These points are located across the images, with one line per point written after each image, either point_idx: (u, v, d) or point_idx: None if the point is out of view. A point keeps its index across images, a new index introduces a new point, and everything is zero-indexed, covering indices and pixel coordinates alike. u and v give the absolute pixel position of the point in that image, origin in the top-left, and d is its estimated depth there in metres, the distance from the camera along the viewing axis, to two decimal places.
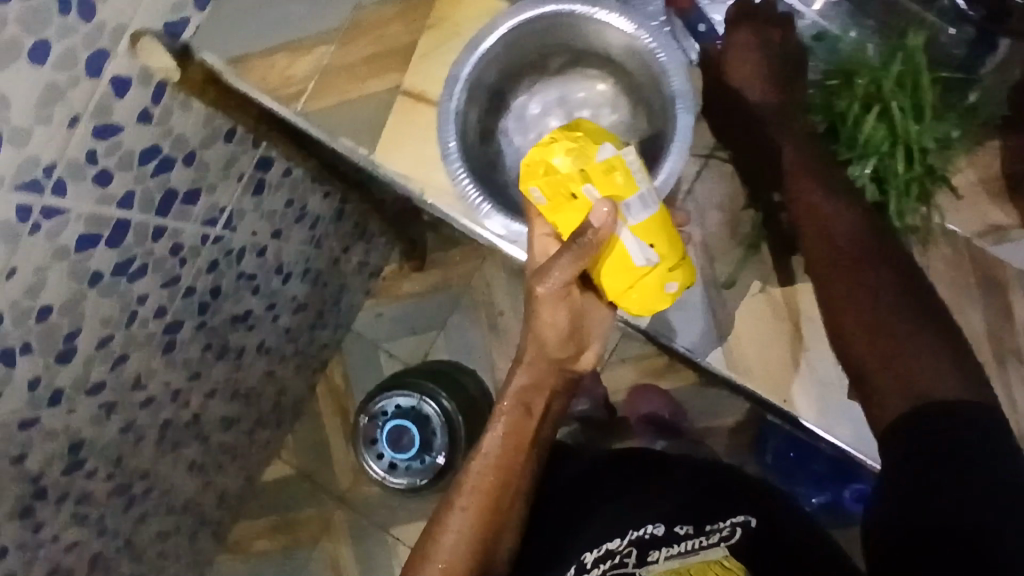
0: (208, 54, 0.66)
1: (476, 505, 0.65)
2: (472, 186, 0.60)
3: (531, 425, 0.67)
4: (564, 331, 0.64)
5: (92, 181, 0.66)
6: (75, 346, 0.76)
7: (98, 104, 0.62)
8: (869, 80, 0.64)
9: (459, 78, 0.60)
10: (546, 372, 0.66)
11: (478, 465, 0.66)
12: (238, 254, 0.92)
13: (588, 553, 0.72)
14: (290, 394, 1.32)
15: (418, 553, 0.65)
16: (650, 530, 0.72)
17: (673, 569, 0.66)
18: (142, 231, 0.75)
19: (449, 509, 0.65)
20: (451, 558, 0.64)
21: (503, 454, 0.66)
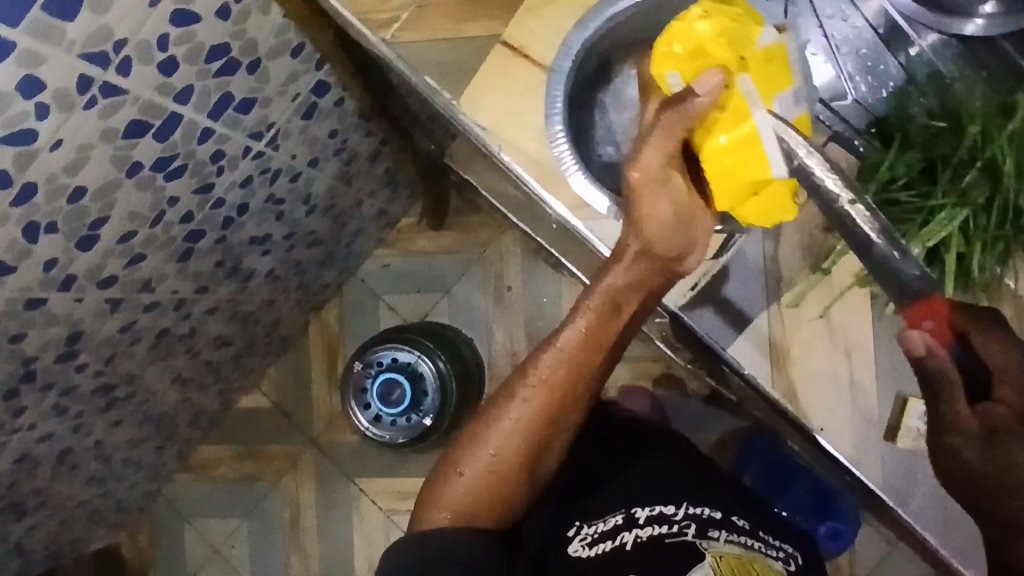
0: None
1: (539, 403, 0.64)
2: (563, 151, 0.61)
3: (615, 328, 0.63)
4: (668, 232, 0.58)
5: (157, 67, 0.63)
6: (98, 234, 0.74)
7: None
8: (980, 126, 0.54)
9: (575, 43, 0.59)
10: (648, 271, 0.60)
11: (547, 364, 0.64)
12: (274, 175, 0.89)
13: (641, 510, 0.69)
14: (283, 328, 1.29)
15: (472, 436, 0.67)
16: (709, 512, 0.70)
17: (737, 555, 0.65)
18: (191, 130, 0.72)
19: (512, 400, 0.65)
20: (502, 446, 0.65)
21: (575, 357, 0.63)
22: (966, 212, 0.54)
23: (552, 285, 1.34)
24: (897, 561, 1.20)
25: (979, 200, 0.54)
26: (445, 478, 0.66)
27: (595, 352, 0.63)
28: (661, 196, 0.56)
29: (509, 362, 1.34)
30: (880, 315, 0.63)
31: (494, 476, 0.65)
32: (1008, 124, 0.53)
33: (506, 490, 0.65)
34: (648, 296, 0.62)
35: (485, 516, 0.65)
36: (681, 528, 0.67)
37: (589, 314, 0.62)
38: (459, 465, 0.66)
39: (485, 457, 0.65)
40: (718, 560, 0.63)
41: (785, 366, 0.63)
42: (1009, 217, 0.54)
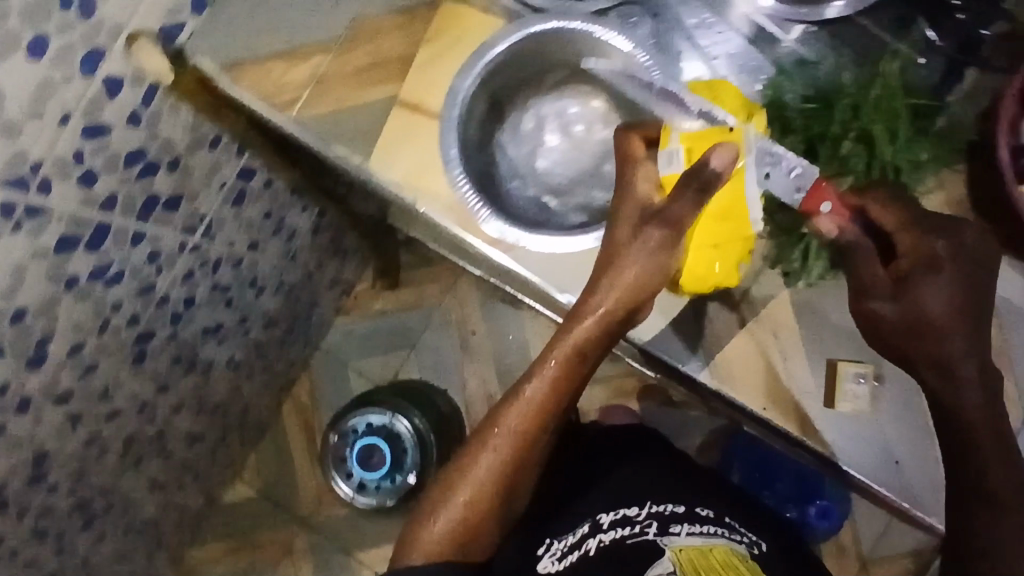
0: (201, 59, 0.66)
1: (509, 451, 0.59)
2: (471, 192, 0.63)
3: (582, 371, 0.59)
4: (650, 274, 0.57)
5: (78, 181, 0.66)
6: (47, 351, 0.75)
7: (90, 103, 0.62)
8: (848, 102, 0.59)
9: (460, 89, 0.63)
10: (615, 323, 0.58)
11: (518, 409, 0.59)
12: (215, 264, 0.91)
13: (605, 515, 0.72)
14: (256, 412, 1.29)
15: (444, 481, 0.61)
16: (670, 508, 0.72)
17: (698, 546, 0.66)
18: (122, 235, 0.74)
19: (481, 447, 0.59)
20: (476, 493, 0.59)
21: (545, 402, 0.59)
22: (851, 178, 0.59)
23: (514, 321, 1.36)
24: (896, 529, 1.21)
25: (860, 166, 0.58)
26: (417, 521, 0.60)
27: (564, 394, 0.59)
28: (655, 230, 0.56)
29: (485, 404, 1.35)
30: (796, 289, 0.64)
31: (468, 525, 0.59)
32: (872, 94, 0.59)
33: (481, 535, 0.60)
34: (611, 345, 0.59)
35: (458, 555, 0.60)
36: (642, 527, 0.69)
37: (556, 360, 0.58)
38: (428, 514, 0.60)
39: (454, 508, 0.59)
40: (677, 553, 0.64)
41: (716, 353, 0.64)
42: (889, 176, 0.59)
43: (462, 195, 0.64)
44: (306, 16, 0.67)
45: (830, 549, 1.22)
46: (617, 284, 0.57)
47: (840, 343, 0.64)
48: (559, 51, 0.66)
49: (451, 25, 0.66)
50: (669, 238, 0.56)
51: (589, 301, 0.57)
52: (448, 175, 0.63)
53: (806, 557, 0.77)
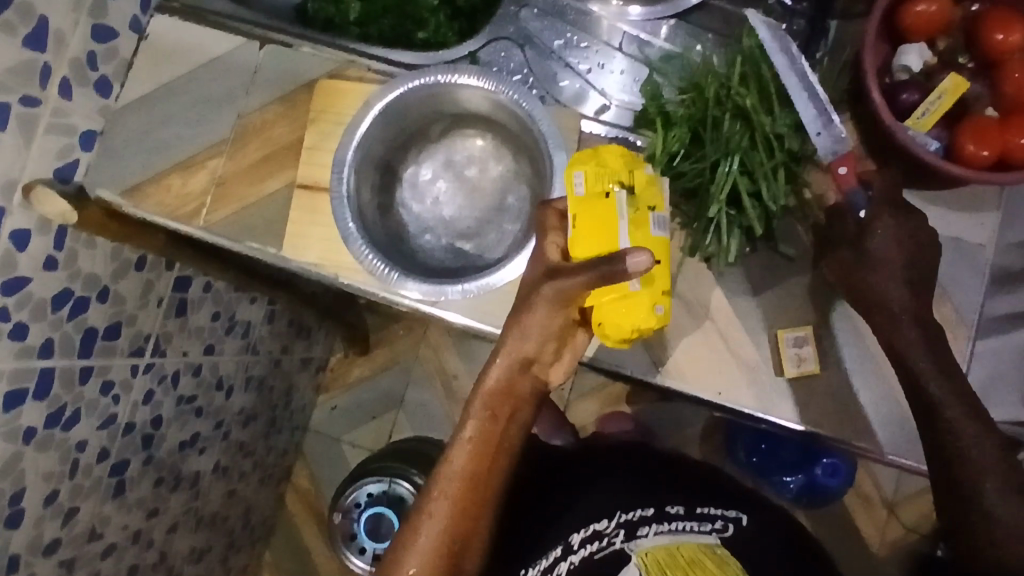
0: (102, 190, 0.68)
1: (449, 518, 0.56)
2: (379, 259, 0.64)
3: (501, 422, 0.58)
4: (549, 333, 0.56)
5: (8, 336, 0.66)
6: (20, 508, 0.74)
7: (0, 260, 0.63)
8: (715, 84, 0.61)
9: (346, 162, 0.64)
10: (521, 373, 0.57)
11: (450, 478, 0.57)
12: (175, 378, 0.91)
13: (576, 534, 0.73)
14: (259, 510, 1.28)
15: (389, 553, 0.57)
16: (639, 513, 0.73)
17: (665, 546, 0.69)
18: (69, 376, 0.74)
19: (418, 519, 0.56)
20: (420, 567, 0.55)
21: (473, 463, 0.57)
22: (737, 156, 0.59)
23: None
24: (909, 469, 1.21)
25: (742, 142, 0.59)
26: None
27: (491, 451, 0.58)
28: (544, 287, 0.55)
29: None
30: (721, 271, 0.65)
31: None
32: (736, 72, 0.61)
33: None
34: (528, 389, 0.58)
35: None
36: (610, 539, 0.71)
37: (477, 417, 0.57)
38: None
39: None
40: (644, 558, 0.68)
41: (660, 353, 0.64)
42: (774, 145, 0.59)
43: (371, 264, 0.64)
44: (192, 125, 0.69)
45: (853, 502, 1.22)
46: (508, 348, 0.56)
47: (777, 313, 0.65)
48: (436, 100, 0.67)
49: (331, 102, 0.67)
50: (563, 296, 0.54)
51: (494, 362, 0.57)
52: (352, 249, 0.64)
53: (785, 518, 0.79)
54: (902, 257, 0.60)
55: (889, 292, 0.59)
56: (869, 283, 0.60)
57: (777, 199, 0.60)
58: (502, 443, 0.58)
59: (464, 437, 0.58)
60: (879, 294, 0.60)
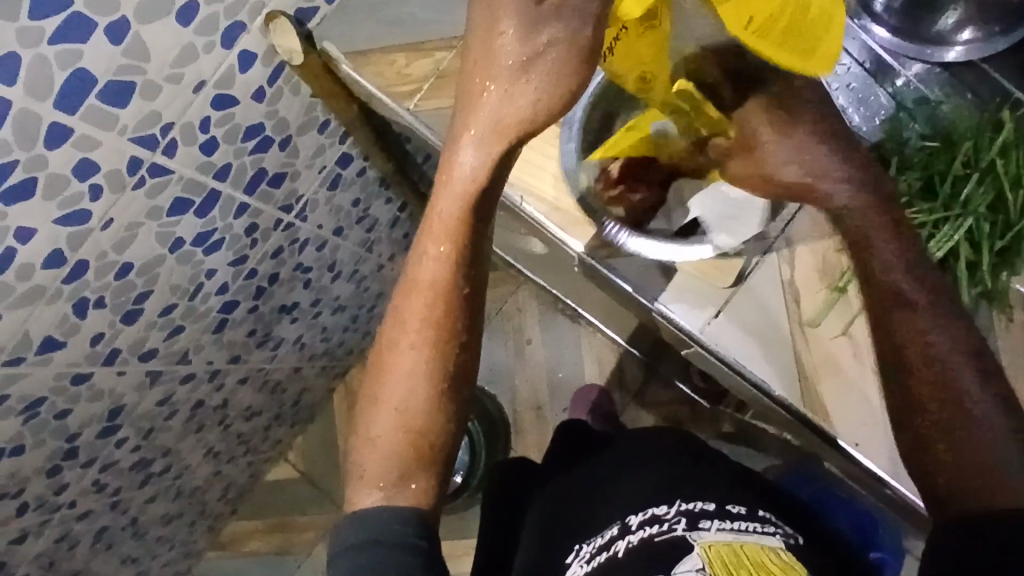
0: (329, 45, 0.69)
1: (425, 343, 0.62)
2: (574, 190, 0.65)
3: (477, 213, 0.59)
4: (536, 82, 0.55)
5: (199, 148, 0.68)
6: (142, 308, 0.77)
7: (223, 74, 0.65)
8: (971, 143, 0.59)
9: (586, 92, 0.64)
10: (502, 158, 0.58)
11: (422, 293, 0.62)
12: (303, 244, 0.94)
13: (635, 516, 0.74)
14: (310, 395, 1.31)
15: (372, 402, 0.64)
16: (701, 505, 0.73)
17: (727, 543, 0.67)
18: (228, 205, 0.77)
19: (402, 351, 0.63)
20: (407, 399, 0.62)
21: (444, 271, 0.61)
22: (970, 221, 0.58)
23: (571, 335, 1.37)
24: None
25: (981, 208, 0.57)
26: (363, 452, 0.63)
27: (465, 255, 0.61)
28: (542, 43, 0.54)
29: (534, 415, 1.35)
30: None
31: (410, 430, 0.62)
32: (996, 137, 0.59)
33: (428, 435, 0.62)
34: (491, 189, 0.59)
35: (418, 466, 0.62)
36: (671, 525, 0.71)
37: (440, 238, 0.61)
38: (369, 441, 0.63)
39: (393, 420, 0.63)
40: (707, 549, 0.66)
41: (810, 385, 0.62)
42: (1007, 223, 0.58)
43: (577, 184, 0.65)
44: (433, 12, 0.70)
45: None
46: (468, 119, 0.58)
47: None
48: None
49: None
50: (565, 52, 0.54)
51: (451, 156, 0.59)
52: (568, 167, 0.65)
53: (832, 552, 0.78)
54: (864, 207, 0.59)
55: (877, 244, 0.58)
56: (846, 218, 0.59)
57: (986, 278, 0.59)
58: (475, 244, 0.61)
59: (428, 247, 0.61)
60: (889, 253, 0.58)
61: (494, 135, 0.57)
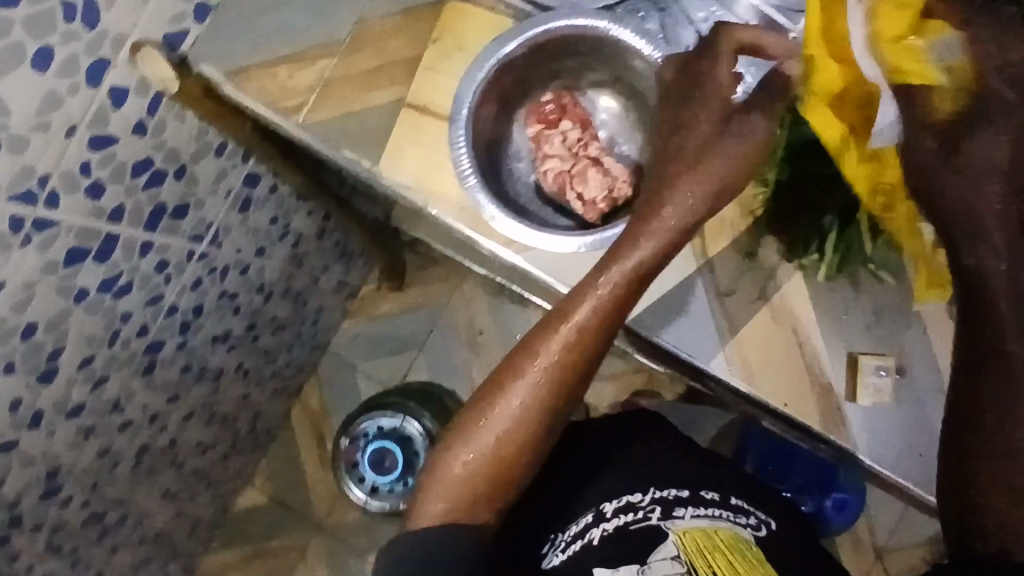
0: (205, 66, 0.67)
1: (546, 384, 0.58)
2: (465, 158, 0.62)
3: (627, 305, 0.58)
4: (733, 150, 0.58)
5: (85, 193, 0.65)
6: (58, 365, 0.74)
7: (95, 113, 0.61)
8: None
9: (474, 78, 0.62)
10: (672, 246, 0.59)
11: (554, 344, 0.58)
12: (224, 272, 0.92)
13: (608, 504, 0.71)
14: (265, 418, 1.29)
15: (462, 423, 0.60)
16: (675, 492, 0.71)
17: (702, 528, 0.67)
18: (131, 246, 0.74)
19: (515, 379, 0.58)
20: (492, 444, 0.58)
21: (597, 329, 0.58)
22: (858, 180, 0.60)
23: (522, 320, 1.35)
24: (909, 519, 1.17)
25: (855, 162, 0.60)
26: (436, 467, 0.60)
27: (604, 314, 0.58)
28: (720, 108, 0.59)
29: None
30: (811, 278, 0.64)
31: (496, 463, 0.59)
32: None
33: (514, 473, 0.59)
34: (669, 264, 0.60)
35: (485, 509, 0.59)
36: (645, 513, 0.69)
37: (606, 290, 0.57)
38: (450, 459, 0.59)
39: (461, 461, 0.59)
40: (682, 536, 0.65)
41: (734, 351, 0.63)
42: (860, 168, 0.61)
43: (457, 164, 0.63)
44: (311, 17, 0.67)
45: (845, 540, 1.18)
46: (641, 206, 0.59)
47: (860, 338, 0.64)
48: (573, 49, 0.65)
49: (462, 25, 0.66)
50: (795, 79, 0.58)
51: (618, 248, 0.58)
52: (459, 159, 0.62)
53: (801, 525, 0.78)
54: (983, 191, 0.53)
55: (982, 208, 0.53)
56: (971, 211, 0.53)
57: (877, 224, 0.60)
58: (639, 302, 0.59)
59: (587, 296, 0.58)
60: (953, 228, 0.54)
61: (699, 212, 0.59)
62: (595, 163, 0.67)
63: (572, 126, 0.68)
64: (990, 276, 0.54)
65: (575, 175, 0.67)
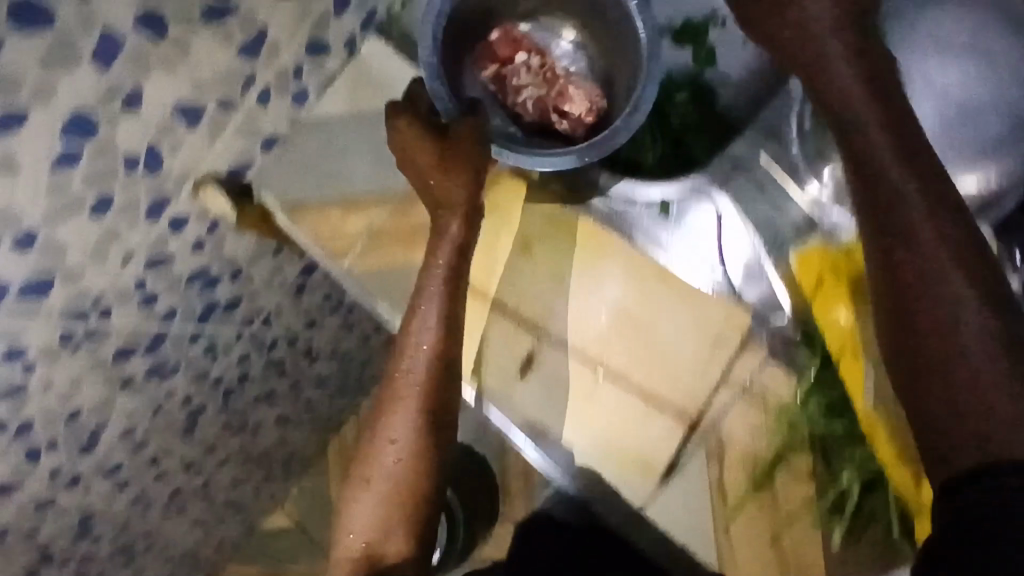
0: (268, 195, 0.69)
1: (407, 442, 0.60)
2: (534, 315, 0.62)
3: (438, 378, 0.60)
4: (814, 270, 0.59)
5: (138, 303, 0.68)
6: (99, 436, 0.79)
7: (154, 241, 0.64)
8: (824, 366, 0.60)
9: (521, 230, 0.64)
10: (447, 305, 0.60)
11: (400, 402, 0.60)
12: (271, 345, 0.96)
13: None
14: (301, 453, 1.33)
15: (343, 500, 0.62)
16: None
17: None
18: (179, 338, 0.78)
19: (380, 437, 0.61)
20: (375, 519, 0.60)
21: (431, 382, 0.60)
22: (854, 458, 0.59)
23: None
24: None
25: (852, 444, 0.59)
26: (338, 539, 0.62)
27: (438, 388, 0.61)
28: (428, 145, 0.60)
29: (522, 478, 1.35)
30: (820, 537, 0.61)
31: (371, 551, 0.59)
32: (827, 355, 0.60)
33: (394, 546, 0.59)
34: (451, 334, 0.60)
35: None
36: None
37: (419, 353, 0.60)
38: (347, 529, 0.61)
39: (360, 538, 0.60)
40: None
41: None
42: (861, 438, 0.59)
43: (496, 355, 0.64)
44: (371, 165, 0.68)
45: None
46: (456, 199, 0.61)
47: None
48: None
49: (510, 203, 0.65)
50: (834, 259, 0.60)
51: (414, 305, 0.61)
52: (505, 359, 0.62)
53: None
54: (947, 260, 0.50)
55: (947, 287, 0.50)
56: (929, 275, 0.50)
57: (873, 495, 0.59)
58: (427, 384, 0.60)
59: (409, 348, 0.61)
60: (899, 313, 0.51)
61: (463, 215, 0.61)
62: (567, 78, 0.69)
63: (530, 54, 0.69)
64: (954, 298, 0.49)
65: (557, 94, 0.67)
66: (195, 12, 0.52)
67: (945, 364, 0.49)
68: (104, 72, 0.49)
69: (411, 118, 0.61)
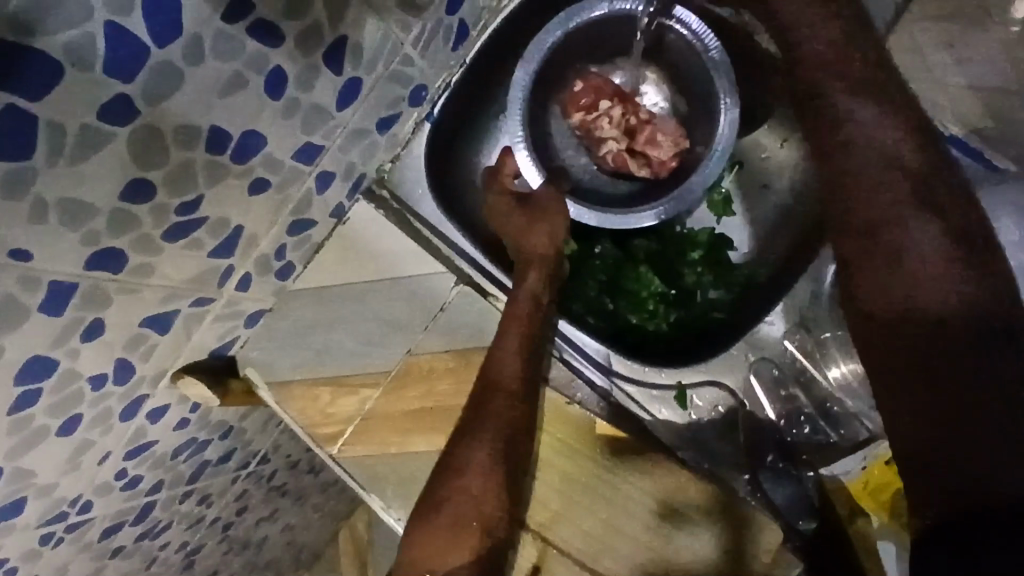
0: (251, 369, 0.65)
1: (471, 523, 0.53)
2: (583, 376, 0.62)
3: (517, 428, 0.55)
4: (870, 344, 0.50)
5: (121, 490, 0.65)
6: None
7: (132, 436, 0.60)
8: None
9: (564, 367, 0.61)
10: (517, 390, 0.55)
11: (474, 461, 0.54)
12: (271, 474, 0.91)
13: None
14: (311, 546, 1.30)
15: (413, 538, 0.53)
16: None
17: None
18: (169, 501, 0.74)
19: (437, 498, 0.54)
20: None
21: (500, 437, 0.54)
22: None
23: None
24: None
25: None
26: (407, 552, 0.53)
27: (509, 438, 0.54)
28: (510, 204, 0.64)
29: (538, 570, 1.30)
30: None
31: None
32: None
33: None
34: (530, 403, 0.56)
35: None
36: None
37: (495, 407, 0.55)
38: (409, 539, 0.53)
39: None
40: None
41: None
42: None
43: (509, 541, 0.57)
44: (361, 341, 0.63)
45: None
46: (496, 406, 0.55)
47: None
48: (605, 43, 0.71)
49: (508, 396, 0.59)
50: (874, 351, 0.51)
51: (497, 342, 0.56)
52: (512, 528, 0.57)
53: None
54: (931, 284, 0.48)
55: (940, 308, 0.47)
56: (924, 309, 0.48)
57: None
58: (505, 437, 0.54)
59: (485, 417, 0.54)
60: (895, 308, 0.49)
61: (497, 428, 0.54)
62: (651, 124, 0.68)
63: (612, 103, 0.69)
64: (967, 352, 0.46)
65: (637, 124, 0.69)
66: (157, 237, 0.48)
67: (969, 429, 0.45)
68: (58, 317, 0.45)
69: (508, 194, 0.65)
